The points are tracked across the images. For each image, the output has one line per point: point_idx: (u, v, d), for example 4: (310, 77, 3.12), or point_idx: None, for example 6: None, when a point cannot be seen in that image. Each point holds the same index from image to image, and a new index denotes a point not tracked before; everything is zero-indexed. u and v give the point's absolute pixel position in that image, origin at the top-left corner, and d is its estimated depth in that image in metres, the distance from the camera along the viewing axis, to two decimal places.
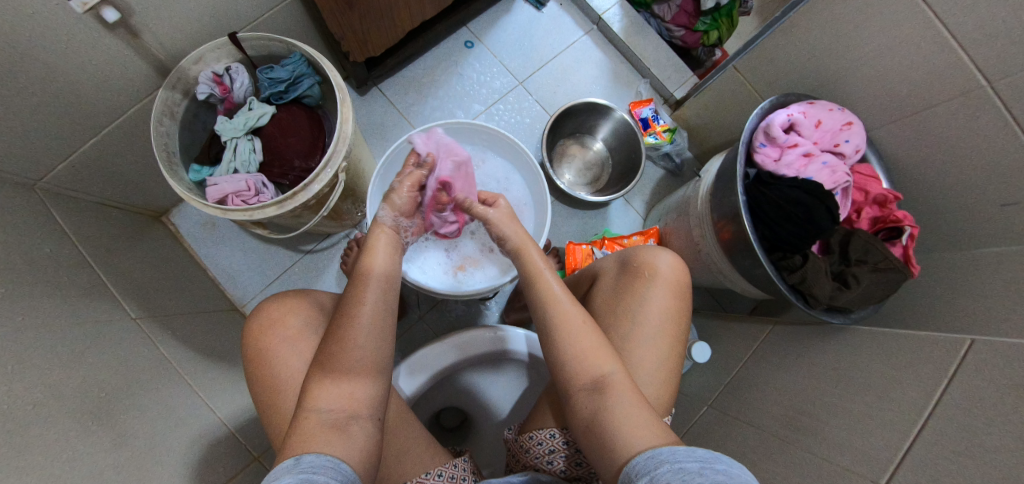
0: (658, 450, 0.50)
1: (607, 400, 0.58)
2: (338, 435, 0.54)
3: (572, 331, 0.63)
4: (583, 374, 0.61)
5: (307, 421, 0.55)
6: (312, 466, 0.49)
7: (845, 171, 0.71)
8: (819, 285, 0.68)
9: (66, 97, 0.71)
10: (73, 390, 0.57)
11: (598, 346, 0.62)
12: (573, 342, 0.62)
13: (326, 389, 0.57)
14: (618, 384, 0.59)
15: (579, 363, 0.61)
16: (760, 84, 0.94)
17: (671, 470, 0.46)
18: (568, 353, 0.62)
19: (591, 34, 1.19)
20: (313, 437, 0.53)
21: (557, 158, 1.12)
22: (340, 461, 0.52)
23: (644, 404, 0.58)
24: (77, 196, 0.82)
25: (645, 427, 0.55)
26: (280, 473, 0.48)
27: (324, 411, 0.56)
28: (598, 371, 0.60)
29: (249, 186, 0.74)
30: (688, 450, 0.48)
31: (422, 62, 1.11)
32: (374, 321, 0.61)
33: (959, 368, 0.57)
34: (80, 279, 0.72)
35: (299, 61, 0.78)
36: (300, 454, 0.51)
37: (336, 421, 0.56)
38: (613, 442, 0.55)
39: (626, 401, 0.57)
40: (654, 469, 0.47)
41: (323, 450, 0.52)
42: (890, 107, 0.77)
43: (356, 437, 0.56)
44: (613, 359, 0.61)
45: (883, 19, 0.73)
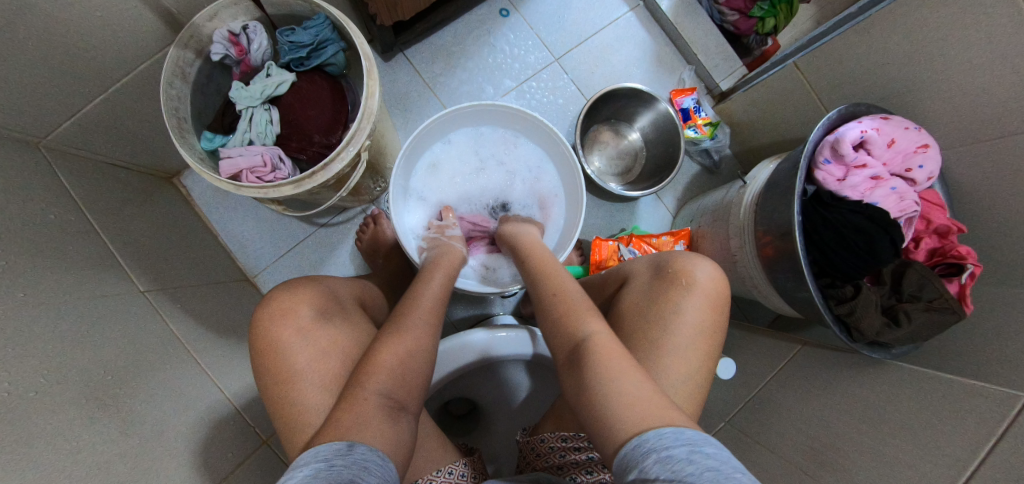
0: (645, 436, 0.45)
1: (586, 360, 0.54)
2: (388, 425, 0.53)
3: (564, 302, 0.63)
4: (566, 340, 0.59)
5: (360, 405, 0.53)
6: (365, 459, 0.47)
7: (914, 199, 0.65)
8: (867, 318, 0.63)
9: (68, 50, 0.64)
10: (78, 374, 0.54)
11: (586, 311, 0.61)
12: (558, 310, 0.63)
13: (381, 376, 0.56)
14: (601, 343, 0.56)
15: (565, 330, 0.60)
16: (820, 85, 0.86)
17: (660, 462, 0.42)
18: (553, 326, 0.62)
19: (637, 11, 1.09)
20: (363, 422, 0.51)
21: (588, 144, 1.06)
22: (387, 459, 0.50)
23: (635, 366, 0.53)
24: (84, 155, 0.78)
25: (644, 396, 0.49)
26: (329, 456, 0.46)
27: (377, 394, 0.54)
28: (581, 332, 0.58)
29: (265, 162, 0.69)
30: (675, 430, 0.45)
31: (452, 29, 1.02)
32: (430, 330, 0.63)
33: (1012, 426, 0.54)
34: (87, 248, 0.69)
35: (323, 25, 0.70)
36: (353, 441, 0.49)
37: (388, 408, 0.54)
38: (598, 407, 0.50)
39: (609, 360, 0.53)
40: (642, 460, 0.43)
41: (374, 443, 0.50)
42: (966, 130, 0.70)
43: (402, 430, 0.54)
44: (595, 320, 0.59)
45: (977, 31, 0.64)
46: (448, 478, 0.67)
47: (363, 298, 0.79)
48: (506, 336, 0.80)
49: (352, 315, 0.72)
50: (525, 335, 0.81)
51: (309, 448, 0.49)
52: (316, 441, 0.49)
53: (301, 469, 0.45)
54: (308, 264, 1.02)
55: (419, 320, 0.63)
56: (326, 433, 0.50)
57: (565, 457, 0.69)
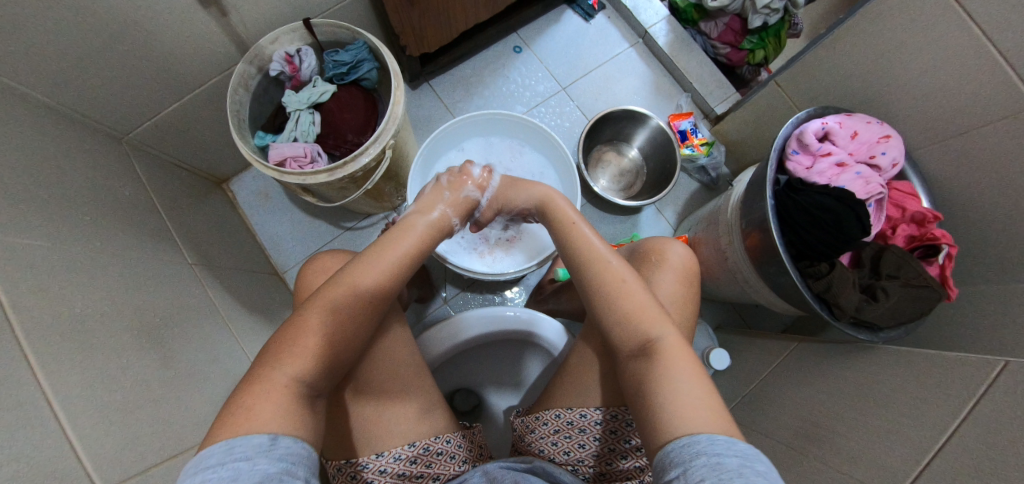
0: (695, 438, 0.46)
1: (653, 365, 0.55)
2: (302, 412, 0.49)
3: (623, 291, 0.62)
4: (629, 339, 0.59)
5: (270, 386, 0.48)
6: (290, 454, 0.43)
7: (880, 183, 0.70)
8: (845, 294, 0.67)
9: (160, 63, 0.81)
10: (134, 310, 0.64)
11: (649, 308, 0.61)
12: (620, 302, 0.62)
13: (300, 357, 0.52)
14: (669, 350, 0.56)
15: (626, 325, 0.60)
16: (800, 99, 0.94)
17: (709, 466, 0.42)
18: (615, 321, 0.61)
19: (637, 47, 1.22)
20: (277, 409, 0.46)
21: (592, 162, 1.16)
22: (308, 446, 0.46)
23: (698, 372, 0.54)
24: (156, 154, 0.93)
25: (700, 404, 0.49)
26: (251, 454, 0.41)
27: (289, 379, 0.50)
28: (648, 334, 0.58)
29: (306, 153, 0.82)
30: (725, 440, 0.45)
31: (472, 63, 1.17)
32: (382, 298, 0.61)
33: (990, 387, 0.55)
34: (152, 223, 0.81)
35: (362, 47, 0.85)
36: (275, 434, 0.44)
37: (301, 394, 0.50)
38: (659, 413, 0.50)
39: (677, 364, 0.54)
40: (690, 461, 0.44)
41: (295, 434, 0.46)
42: (933, 127, 0.76)
43: (313, 416, 0.50)
44: (664, 323, 0.59)
45: (928, 38, 0.72)
46: (446, 446, 0.67)
47: None
48: (476, 315, 0.86)
49: None
50: (499, 311, 0.87)
51: (214, 443, 0.42)
52: (219, 434, 0.43)
53: (220, 470, 0.39)
54: None
55: (352, 309, 0.58)
56: (239, 415, 0.45)
57: (559, 431, 0.70)
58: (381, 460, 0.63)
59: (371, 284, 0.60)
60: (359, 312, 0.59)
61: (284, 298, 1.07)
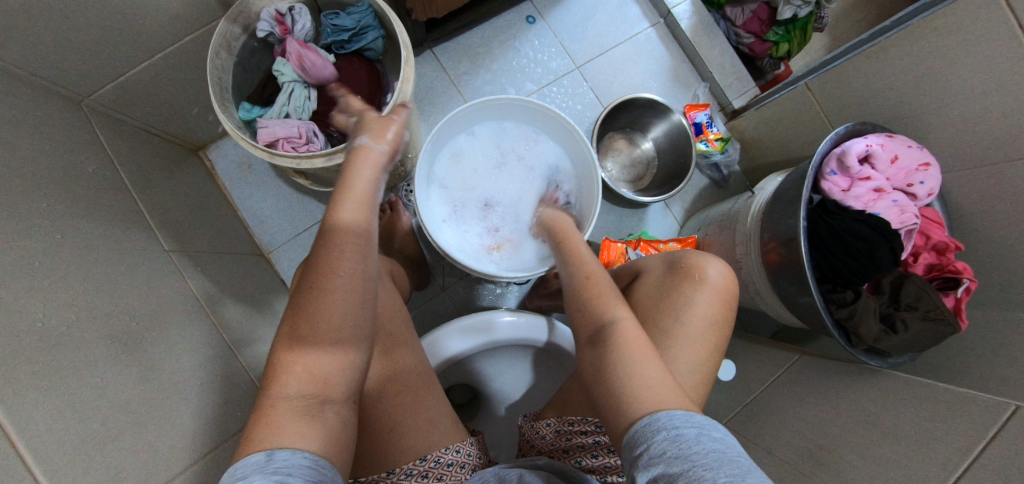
0: (655, 417, 0.45)
1: (607, 347, 0.54)
2: (310, 424, 0.45)
3: (587, 282, 0.63)
4: (587, 327, 0.60)
5: (275, 410, 0.45)
6: (288, 465, 0.41)
7: (914, 213, 0.68)
8: (866, 324, 0.66)
9: (124, 15, 0.68)
10: (107, 317, 0.57)
11: (607, 295, 0.61)
12: (584, 291, 0.63)
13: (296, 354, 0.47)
14: (627, 333, 0.55)
15: (585, 315, 0.61)
16: (829, 106, 0.91)
17: (669, 439, 0.43)
18: (578, 313, 0.62)
19: (657, 27, 1.14)
20: (282, 428, 0.44)
21: (603, 150, 1.09)
22: (320, 460, 0.44)
23: (656, 356, 0.53)
24: (121, 119, 0.82)
25: (658, 387, 0.49)
26: (249, 472, 0.40)
27: (292, 393, 0.46)
28: (603, 319, 0.58)
29: (301, 134, 0.73)
30: (683, 411, 0.45)
31: (481, 31, 1.07)
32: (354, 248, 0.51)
33: (1001, 431, 0.56)
34: (120, 203, 0.72)
35: (367, 11, 0.74)
36: (273, 449, 0.42)
37: (307, 405, 0.46)
38: (616, 399, 0.50)
39: (629, 348, 0.53)
40: (650, 436, 0.44)
41: (301, 446, 0.43)
42: (964, 153, 0.74)
43: (330, 428, 0.47)
44: (620, 308, 0.58)
45: (979, 61, 0.68)
46: (454, 457, 0.64)
47: (394, 274, 0.82)
48: (465, 322, 0.81)
49: (387, 283, 0.73)
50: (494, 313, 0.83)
51: (232, 462, 0.42)
52: (239, 452, 0.43)
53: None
54: None
55: (338, 291, 0.49)
56: (249, 436, 0.43)
57: (571, 440, 0.67)
58: (392, 478, 0.60)
59: (348, 235, 0.51)
60: (362, 290, 0.51)
61: (271, 280, 1.00)
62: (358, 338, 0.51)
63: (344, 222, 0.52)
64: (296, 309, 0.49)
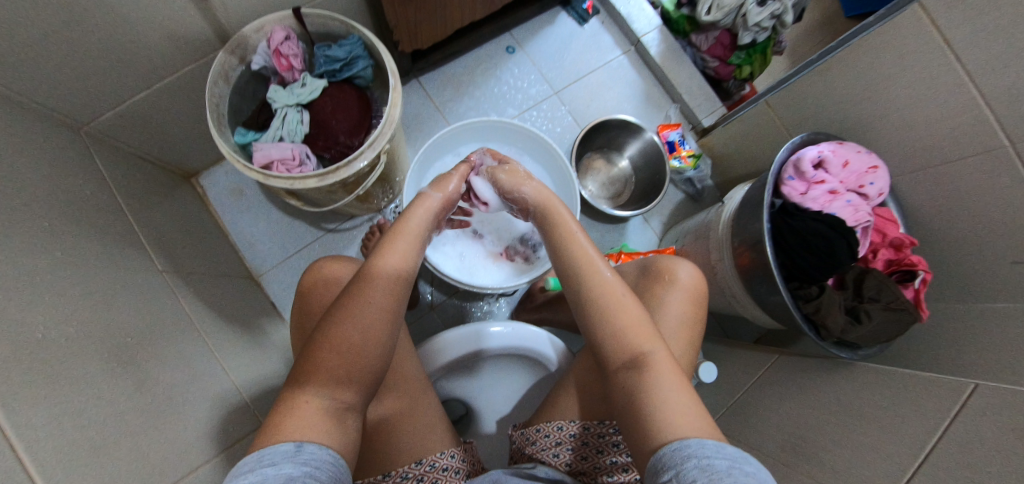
0: (685, 442, 0.46)
1: (645, 378, 0.53)
2: (334, 425, 0.50)
3: (614, 303, 0.60)
4: (620, 351, 0.57)
5: (302, 408, 0.49)
6: (314, 459, 0.45)
7: (867, 211, 0.74)
8: (832, 316, 0.71)
9: (127, 48, 0.73)
10: (104, 331, 0.58)
11: (641, 322, 0.58)
12: (617, 315, 0.59)
13: (327, 364, 0.52)
14: (659, 363, 0.54)
15: (616, 339, 0.58)
16: (788, 121, 0.98)
17: (699, 467, 0.43)
18: (607, 332, 0.58)
19: (628, 55, 1.23)
20: (306, 423, 0.48)
21: (582, 169, 1.15)
22: (338, 457, 0.48)
23: (688, 387, 0.53)
24: (118, 147, 0.85)
25: (687, 412, 0.50)
26: (278, 459, 0.44)
27: (320, 396, 0.51)
28: (638, 348, 0.56)
29: (294, 156, 0.76)
30: (714, 442, 0.46)
31: (464, 61, 1.14)
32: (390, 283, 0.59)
33: (962, 409, 0.60)
34: (117, 225, 0.74)
35: (357, 43, 0.79)
36: (299, 441, 0.46)
37: (333, 409, 0.51)
38: (649, 425, 0.50)
39: (664, 380, 0.53)
40: (680, 463, 0.44)
41: (324, 442, 0.48)
42: (911, 157, 0.81)
43: (347, 430, 0.51)
44: (655, 338, 0.57)
45: (914, 75, 0.76)
46: (449, 462, 0.66)
47: None
48: (459, 333, 0.84)
49: None
50: (489, 324, 0.85)
51: (255, 450, 0.45)
52: (263, 441, 0.46)
53: (249, 476, 0.42)
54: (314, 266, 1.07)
55: (377, 308, 0.56)
56: (274, 431, 0.47)
57: (561, 444, 0.70)
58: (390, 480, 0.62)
59: (394, 271, 0.60)
60: (393, 314, 0.58)
61: (261, 302, 1.02)
62: (384, 356, 0.56)
63: (382, 270, 0.59)
64: (333, 319, 0.54)
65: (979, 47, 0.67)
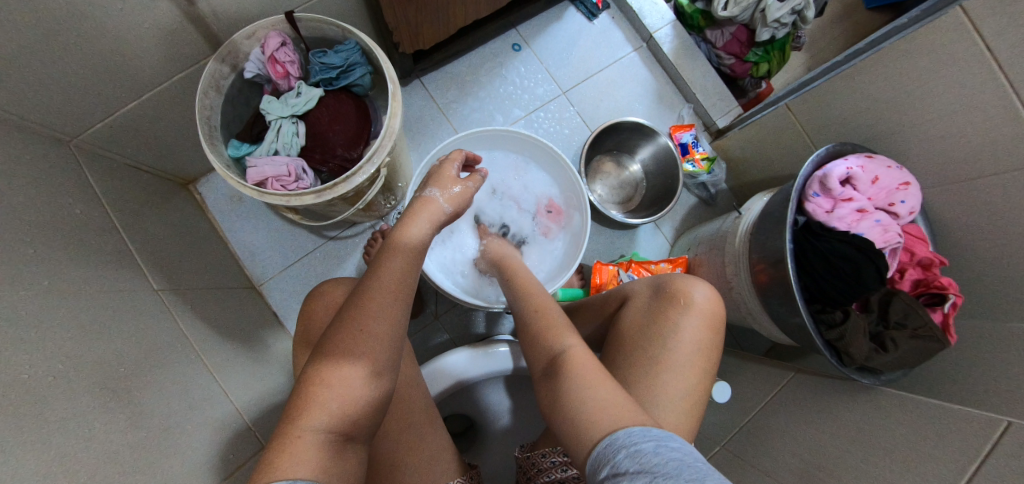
0: (612, 435, 0.45)
1: (562, 375, 0.55)
2: (332, 460, 0.46)
3: (539, 318, 0.65)
4: (542, 358, 0.60)
5: (297, 444, 0.45)
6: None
7: (898, 231, 0.69)
8: (856, 343, 0.67)
9: (113, 57, 0.69)
10: (94, 363, 0.56)
11: (558, 326, 0.62)
12: (540, 326, 0.64)
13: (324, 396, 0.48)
14: (580, 361, 0.56)
15: (538, 347, 0.62)
16: (810, 125, 0.93)
17: (627, 457, 0.41)
18: (530, 345, 0.63)
19: (640, 51, 1.17)
20: (302, 461, 0.44)
21: (592, 174, 1.11)
22: None
23: (607, 377, 0.53)
24: (110, 158, 0.82)
25: (607, 400, 0.49)
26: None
27: (318, 427, 0.47)
28: (555, 349, 0.59)
29: (290, 172, 0.72)
30: (644, 429, 0.44)
31: (467, 60, 1.09)
32: (393, 298, 0.54)
33: (996, 448, 0.56)
34: (108, 244, 0.71)
35: (354, 49, 0.75)
36: (293, 481, 0.42)
37: (330, 442, 0.47)
38: (575, 422, 0.50)
39: (577, 371, 0.54)
40: (612, 456, 0.43)
41: (320, 480, 0.44)
42: (944, 170, 0.76)
43: (346, 467, 0.48)
44: (571, 340, 0.59)
45: (952, 82, 0.71)
46: None
47: None
48: (466, 353, 0.81)
49: None
50: (493, 347, 0.82)
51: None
52: (256, 480, 0.42)
53: None
54: (315, 275, 1.05)
55: (377, 334, 0.51)
56: (268, 469, 0.43)
57: (567, 471, 0.66)
58: None
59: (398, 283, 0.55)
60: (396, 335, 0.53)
61: (262, 313, 0.99)
62: (385, 386, 0.52)
63: (411, 240, 0.59)
64: (331, 345, 0.50)
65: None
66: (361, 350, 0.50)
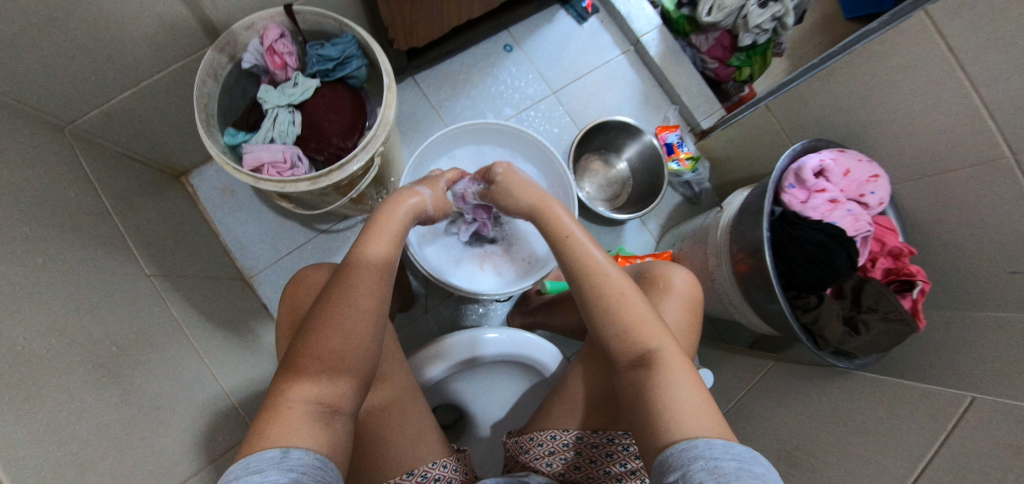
0: (693, 442, 0.45)
1: (655, 377, 0.52)
2: (323, 429, 0.48)
3: (621, 300, 0.58)
4: (628, 349, 0.56)
5: (287, 413, 0.47)
6: (301, 464, 0.44)
7: (867, 221, 0.74)
8: (830, 327, 0.71)
9: (112, 45, 0.71)
10: (87, 341, 0.56)
11: (649, 318, 0.57)
12: (622, 311, 0.58)
13: (311, 369, 0.50)
14: (666, 359, 0.54)
15: (623, 336, 0.57)
16: (788, 125, 0.97)
17: (707, 470, 0.42)
18: (611, 331, 0.58)
19: (628, 54, 1.21)
20: (292, 429, 0.46)
21: (580, 171, 1.14)
22: (327, 461, 0.46)
23: (698, 385, 0.52)
24: (105, 146, 0.83)
25: (696, 405, 0.49)
26: (264, 466, 0.42)
27: (307, 398, 0.49)
28: (647, 345, 0.55)
29: (286, 159, 0.74)
30: (720, 441, 0.45)
31: (460, 59, 1.12)
32: (373, 279, 0.56)
33: (958, 422, 0.60)
34: (102, 228, 0.72)
35: (351, 42, 0.77)
36: (286, 447, 0.44)
37: (320, 412, 0.49)
38: (657, 423, 0.49)
39: (674, 377, 0.52)
40: (688, 465, 0.43)
41: (312, 447, 0.46)
42: (912, 166, 0.80)
43: (337, 435, 0.50)
44: (661, 336, 0.56)
45: (918, 82, 0.75)
46: (442, 471, 0.64)
47: None
48: (451, 342, 0.82)
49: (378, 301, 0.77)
50: (475, 333, 0.83)
51: (240, 457, 0.44)
52: (249, 448, 0.45)
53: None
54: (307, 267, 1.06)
55: (360, 312, 0.54)
56: (258, 438, 0.45)
57: (555, 453, 0.68)
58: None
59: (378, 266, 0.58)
60: (378, 312, 0.56)
61: (253, 305, 1.00)
62: (371, 361, 0.55)
63: (370, 254, 0.59)
64: (317, 322, 0.52)
65: (983, 55, 0.67)
66: (346, 326, 0.53)
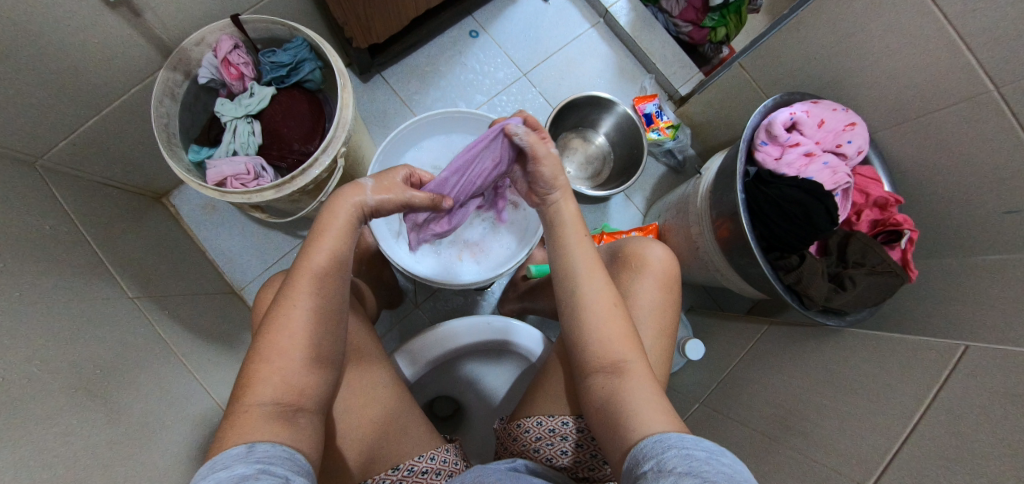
0: (665, 434, 0.46)
1: (625, 388, 0.52)
2: (285, 426, 0.47)
3: (598, 312, 0.57)
4: (599, 356, 0.55)
5: (247, 415, 0.46)
6: (269, 456, 0.43)
7: (845, 172, 0.73)
8: (814, 285, 0.68)
9: (67, 74, 0.71)
10: (73, 367, 0.58)
11: (622, 328, 0.56)
12: (598, 322, 0.56)
13: (271, 372, 0.49)
14: (636, 370, 0.54)
15: (597, 344, 0.56)
16: (764, 82, 0.93)
17: (680, 456, 0.42)
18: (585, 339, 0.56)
19: (598, 27, 1.18)
20: (254, 428, 0.45)
21: (559, 151, 1.12)
22: (295, 452, 0.46)
23: (663, 396, 0.53)
24: (80, 176, 0.84)
25: (661, 412, 0.50)
26: (231, 462, 0.41)
27: (266, 399, 0.48)
28: (617, 354, 0.55)
29: (249, 170, 0.74)
30: (693, 435, 0.45)
31: (426, 51, 1.10)
32: (326, 276, 0.55)
33: (953, 373, 0.57)
34: (81, 257, 0.73)
35: (302, 46, 0.77)
36: (252, 442, 0.43)
37: (281, 411, 0.48)
38: (622, 429, 0.50)
39: (640, 389, 0.52)
40: (661, 452, 0.43)
41: (277, 440, 0.45)
42: (893, 110, 0.77)
43: (302, 430, 0.48)
44: (634, 346, 0.56)
45: (891, 21, 0.71)
46: (430, 464, 0.63)
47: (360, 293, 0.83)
48: (439, 332, 0.82)
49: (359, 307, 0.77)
50: (467, 322, 0.83)
51: (208, 459, 0.42)
52: (215, 451, 0.44)
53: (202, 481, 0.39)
54: None
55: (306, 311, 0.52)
56: (220, 444, 0.44)
57: (541, 439, 0.67)
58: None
59: (327, 267, 0.55)
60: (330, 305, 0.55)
61: (245, 316, 1.02)
62: (329, 353, 0.54)
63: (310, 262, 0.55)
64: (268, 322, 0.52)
65: None
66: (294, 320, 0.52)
